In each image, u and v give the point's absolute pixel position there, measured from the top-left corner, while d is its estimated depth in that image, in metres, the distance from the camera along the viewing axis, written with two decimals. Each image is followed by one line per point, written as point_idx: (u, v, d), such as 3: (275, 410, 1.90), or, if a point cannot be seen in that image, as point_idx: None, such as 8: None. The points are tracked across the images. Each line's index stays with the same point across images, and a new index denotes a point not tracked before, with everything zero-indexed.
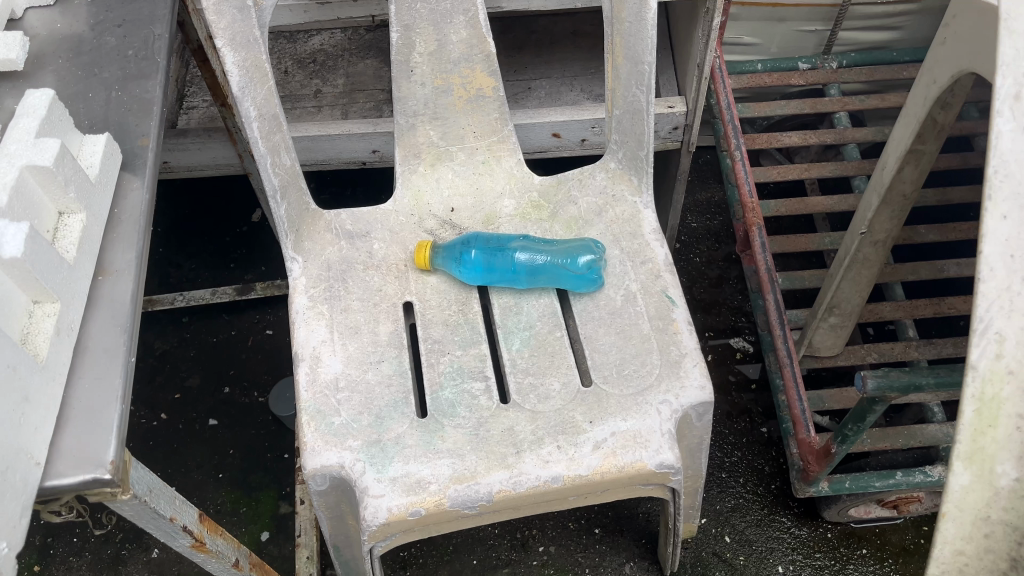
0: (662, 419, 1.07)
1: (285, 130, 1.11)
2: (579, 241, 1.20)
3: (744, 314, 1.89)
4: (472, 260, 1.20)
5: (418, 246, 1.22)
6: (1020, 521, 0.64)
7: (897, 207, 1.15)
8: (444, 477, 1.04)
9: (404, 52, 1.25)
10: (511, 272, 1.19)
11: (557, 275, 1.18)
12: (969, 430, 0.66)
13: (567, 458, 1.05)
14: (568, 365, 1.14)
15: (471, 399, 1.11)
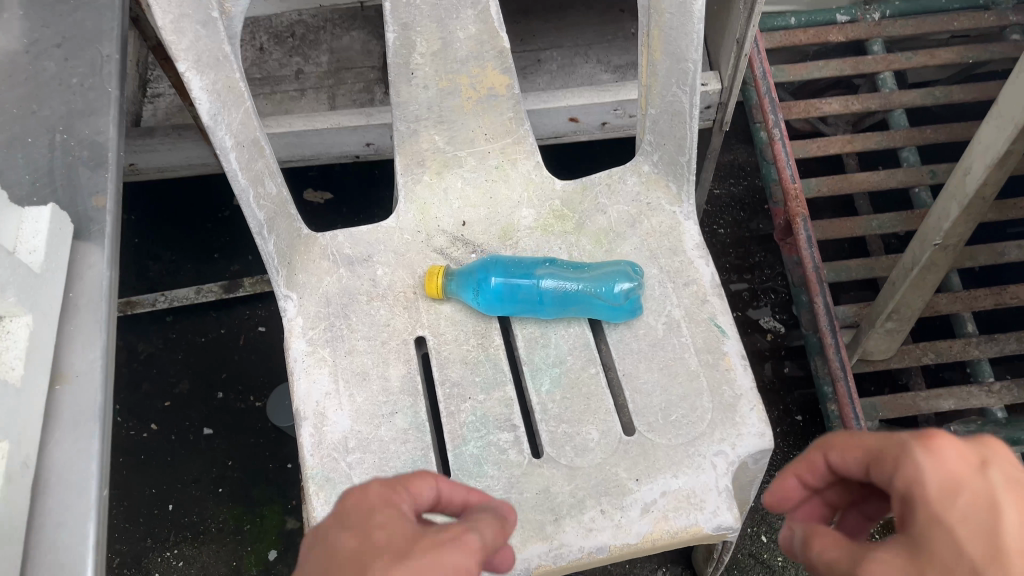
0: (718, 474, 0.95)
1: (268, 155, 0.95)
2: (615, 267, 1.05)
3: (774, 292, 1.75)
4: (490, 286, 1.05)
5: (428, 273, 1.06)
6: None
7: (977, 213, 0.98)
8: None
9: (402, 53, 1.08)
10: (536, 300, 1.05)
11: (590, 304, 1.03)
12: None
13: (613, 524, 0.93)
14: (607, 408, 1.01)
15: (499, 454, 0.99)
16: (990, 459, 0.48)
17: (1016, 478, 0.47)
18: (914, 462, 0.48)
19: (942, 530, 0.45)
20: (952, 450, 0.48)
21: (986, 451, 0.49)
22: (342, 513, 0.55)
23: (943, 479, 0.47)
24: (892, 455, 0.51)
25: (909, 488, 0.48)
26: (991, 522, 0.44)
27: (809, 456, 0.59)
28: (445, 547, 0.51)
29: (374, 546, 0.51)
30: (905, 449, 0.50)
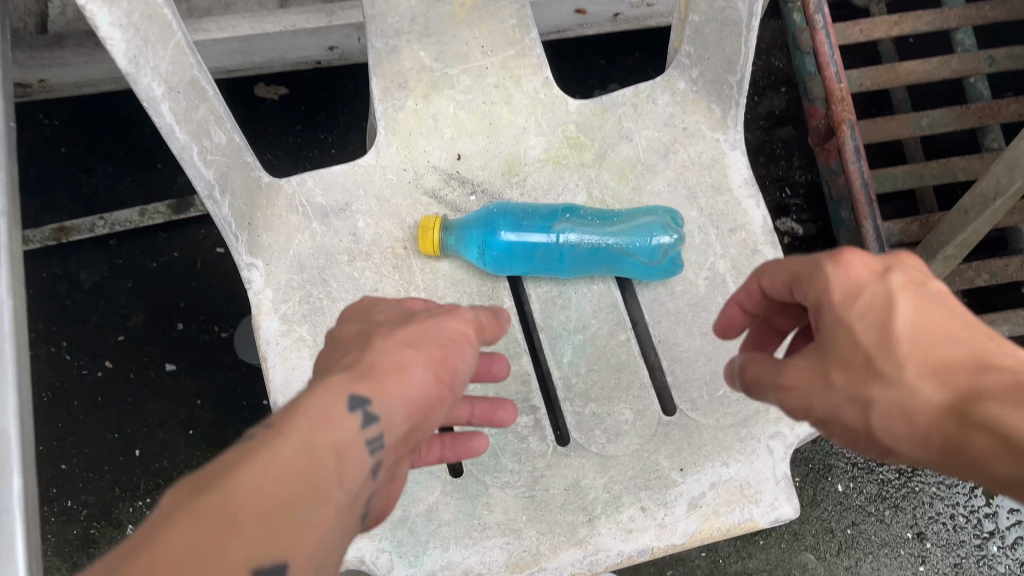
0: (776, 460, 0.82)
1: (211, 96, 0.74)
2: (649, 218, 0.87)
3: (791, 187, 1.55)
4: (497, 243, 0.87)
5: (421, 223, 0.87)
6: None
7: None
8: (498, 566, 0.80)
9: None
10: (555, 259, 0.88)
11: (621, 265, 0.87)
12: None
13: (655, 523, 0.81)
14: (641, 382, 0.86)
15: (518, 443, 0.84)
16: (889, 265, 0.56)
17: (909, 278, 0.56)
18: (821, 277, 0.57)
19: (844, 335, 0.55)
20: (857, 262, 0.57)
21: (887, 260, 0.57)
22: (330, 347, 0.62)
23: (846, 289, 0.56)
24: (803, 273, 0.59)
25: (827, 304, 0.56)
26: (884, 315, 0.54)
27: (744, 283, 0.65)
28: (411, 340, 0.57)
29: (375, 327, 0.62)
30: (818, 269, 0.57)
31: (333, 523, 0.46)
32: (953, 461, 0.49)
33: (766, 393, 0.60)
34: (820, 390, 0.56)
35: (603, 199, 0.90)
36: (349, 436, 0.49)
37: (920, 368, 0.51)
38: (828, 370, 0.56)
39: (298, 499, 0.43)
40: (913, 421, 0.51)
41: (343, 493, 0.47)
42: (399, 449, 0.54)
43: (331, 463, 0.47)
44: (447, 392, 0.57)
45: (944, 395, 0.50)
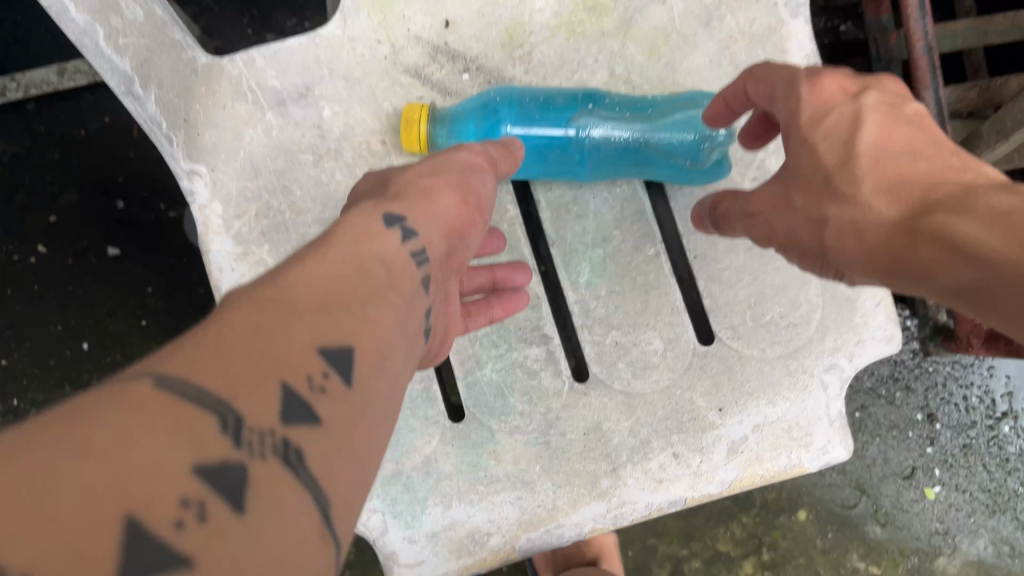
0: (830, 397, 0.70)
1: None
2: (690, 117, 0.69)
3: None
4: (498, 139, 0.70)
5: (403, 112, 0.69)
6: None
7: None
8: (509, 524, 0.69)
9: None
10: (571, 160, 0.71)
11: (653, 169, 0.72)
12: None
13: (689, 472, 0.70)
14: (673, 306, 0.72)
15: (528, 380, 0.71)
16: (865, 86, 0.54)
17: (886, 99, 0.53)
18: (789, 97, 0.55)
19: (807, 153, 0.53)
20: (832, 82, 0.54)
21: (863, 80, 0.54)
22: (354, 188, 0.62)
23: (816, 109, 0.53)
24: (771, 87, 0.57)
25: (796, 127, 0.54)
26: (852, 130, 0.51)
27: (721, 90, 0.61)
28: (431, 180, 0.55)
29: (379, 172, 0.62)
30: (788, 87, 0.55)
31: (397, 325, 0.41)
32: (900, 277, 0.46)
33: (740, 211, 0.61)
34: (782, 212, 0.55)
35: (629, 79, 0.73)
36: (393, 253, 0.45)
37: (876, 185, 0.49)
38: (789, 192, 0.55)
39: (349, 305, 0.38)
40: (866, 235, 0.48)
41: (401, 300, 0.43)
42: (443, 273, 0.51)
43: (381, 273, 0.43)
44: (472, 214, 0.56)
45: (896, 209, 0.47)
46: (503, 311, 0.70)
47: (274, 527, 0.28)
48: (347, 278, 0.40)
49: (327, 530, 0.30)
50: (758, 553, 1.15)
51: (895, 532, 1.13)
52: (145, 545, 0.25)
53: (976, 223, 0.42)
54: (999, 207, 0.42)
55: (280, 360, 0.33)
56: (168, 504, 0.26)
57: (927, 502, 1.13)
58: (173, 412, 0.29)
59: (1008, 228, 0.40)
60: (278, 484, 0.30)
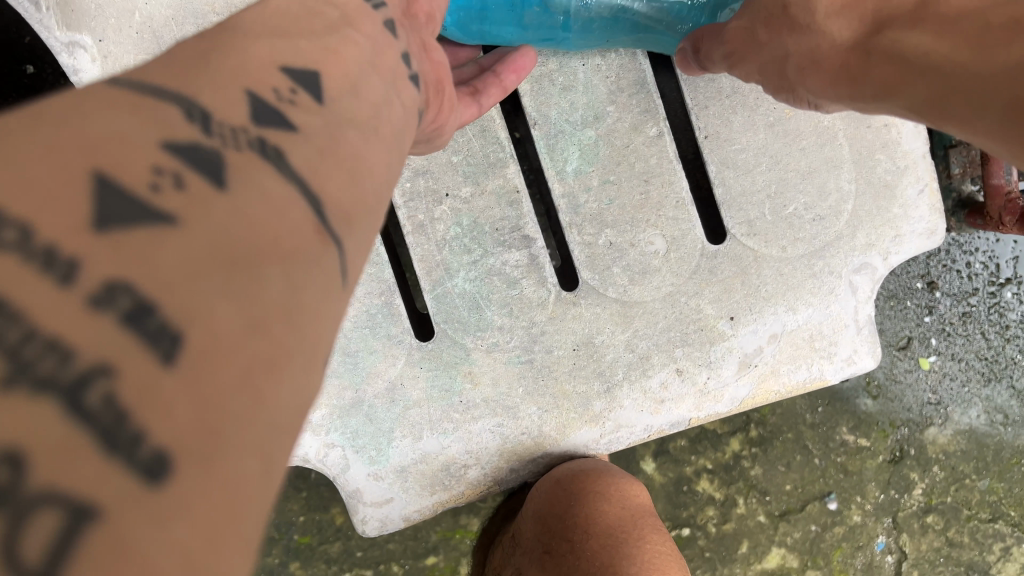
0: (859, 302, 0.60)
1: None
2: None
3: None
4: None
5: None
6: None
7: None
8: (489, 453, 0.60)
9: None
10: (552, 22, 0.57)
11: (657, 36, 0.58)
12: None
13: (694, 389, 0.61)
14: (678, 197, 0.60)
15: (508, 289, 0.60)
16: None
17: None
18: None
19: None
20: None
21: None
22: None
23: None
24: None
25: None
26: None
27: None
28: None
29: None
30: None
31: (369, 63, 0.33)
32: (869, 104, 0.41)
33: (713, 62, 0.53)
34: (750, 52, 0.49)
35: None
36: (347, 1, 0.36)
37: (831, 5, 0.43)
38: (756, 25, 0.48)
39: (298, 35, 0.30)
40: (822, 65, 0.44)
41: (362, 35, 0.34)
42: (409, 23, 0.43)
43: (333, 11, 0.34)
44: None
45: (854, 28, 0.42)
46: (516, 73, 0.54)
47: (267, 205, 0.21)
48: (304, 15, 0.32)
49: (324, 226, 0.23)
50: (744, 429, 0.83)
51: (887, 404, 0.82)
52: (118, 195, 0.18)
53: (929, 34, 0.37)
54: (951, 10, 0.37)
55: (235, 67, 0.26)
56: (139, 165, 0.19)
57: (922, 375, 0.82)
58: (119, 93, 0.22)
59: (957, 35, 0.36)
60: (260, 168, 0.22)
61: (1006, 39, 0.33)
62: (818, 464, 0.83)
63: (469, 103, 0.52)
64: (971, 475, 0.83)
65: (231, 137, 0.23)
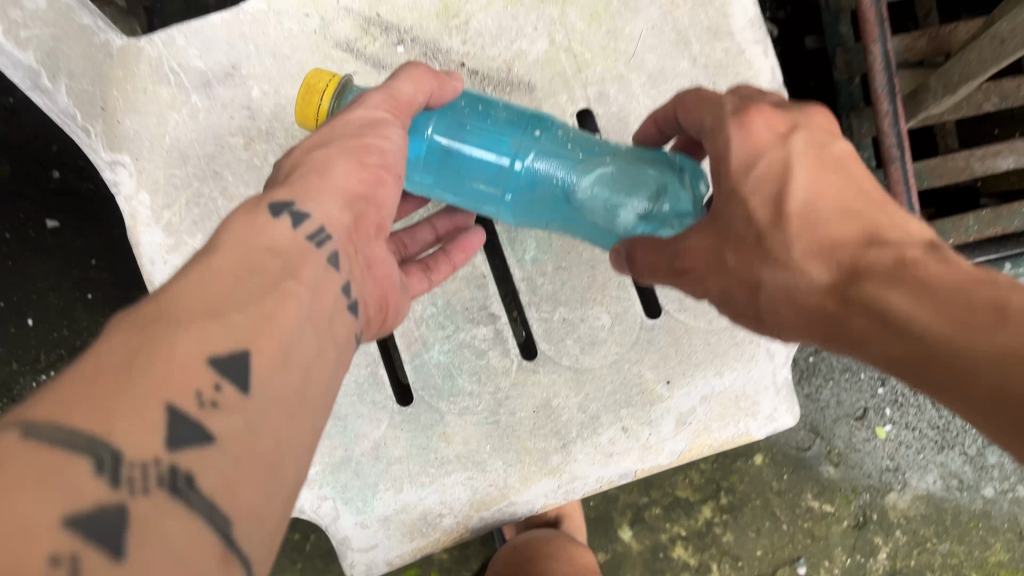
0: (777, 366, 0.71)
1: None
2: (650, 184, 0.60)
3: None
4: (417, 142, 0.61)
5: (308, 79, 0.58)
6: None
7: None
8: (461, 503, 0.69)
9: None
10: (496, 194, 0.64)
11: (581, 229, 0.64)
12: None
13: (639, 444, 0.70)
14: (620, 279, 0.71)
15: (477, 360, 0.71)
16: (797, 125, 0.50)
17: (816, 137, 0.50)
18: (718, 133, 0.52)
19: (737, 205, 0.50)
20: (759, 120, 0.51)
21: (794, 114, 0.51)
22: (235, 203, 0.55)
23: (745, 155, 0.50)
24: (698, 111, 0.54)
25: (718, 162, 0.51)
26: (781, 184, 0.48)
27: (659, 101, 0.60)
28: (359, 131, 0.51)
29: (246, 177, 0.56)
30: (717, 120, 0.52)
31: (303, 313, 0.38)
32: (834, 343, 0.45)
33: (643, 273, 0.57)
34: (713, 273, 0.51)
35: (569, 48, 0.70)
36: (287, 237, 0.42)
37: (809, 247, 0.46)
38: (721, 250, 0.51)
39: (232, 307, 0.35)
40: (800, 302, 0.46)
41: (303, 284, 0.40)
42: (358, 243, 0.48)
43: (273, 263, 0.40)
44: (386, 169, 0.52)
45: (832, 273, 0.45)
46: (465, 252, 0.65)
47: (165, 554, 0.28)
48: (241, 273, 0.37)
49: (230, 552, 0.30)
50: (716, 496, 1.05)
51: (848, 471, 1.05)
52: None
53: (908, 294, 0.40)
54: (925, 277, 0.40)
55: (161, 371, 0.31)
56: (47, 541, 0.25)
57: (878, 443, 1.05)
58: (40, 451, 0.27)
59: (933, 300, 0.39)
60: (169, 516, 0.29)
61: (992, 317, 0.36)
62: (786, 530, 1.05)
63: (420, 278, 0.63)
64: (932, 539, 1.05)
65: (149, 468, 0.29)
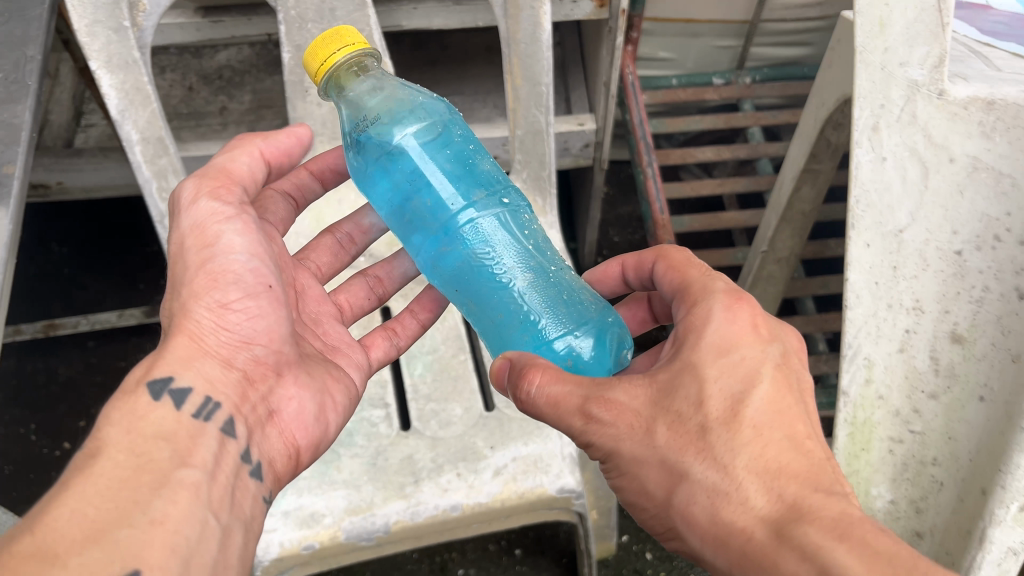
0: (564, 442, 1.06)
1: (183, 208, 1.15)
2: (573, 324, 0.89)
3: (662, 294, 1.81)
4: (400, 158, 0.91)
5: (329, 33, 0.75)
6: (918, 526, 0.73)
7: (809, 179, 1.11)
8: (339, 509, 1.02)
9: None
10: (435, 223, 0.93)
11: (484, 286, 0.92)
12: (845, 455, 0.74)
13: (466, 485, 1.04)
14: (471, 389, 1.12)
15: (370, 427, 1.09)
16: (776, 340, 0.71)
17: (787, 359, 0.70)
18: (704, 308, 0.72)
19: (705, 386, 0.67)
20: (746, 318, 0.71)
21: (777, 330, 0.72)
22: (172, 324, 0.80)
23: (725, 343, 0.69)
24: (694, 293, 0.77)
25: (698, 331, 0.70)
26: (744, 389, 0.67)
27: (645, 257, 0.87)
28: (206, 258, 0.79)
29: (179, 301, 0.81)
30: (707, 299, 0.73)
31: (184, 502, 0.67)
32: (748, 557, 0.61)
33: (525, 400, 0.75)
34: (641, 436, 0.69)
35: None
36: (172, 421, 0.73)
37: (751, 463, 0.64)
38: (656, 423, 0.68)
39: (133, 514, 0.63)
40: (732, 504, 0.63)
41: (189, 473, 0.70)
42: (246, 399, 0.81)
43: (155, 471, 0.67)
44: (247, 294, 0.81)
45: (766, 500, 0.62)
46: (426, 312, 1.07)
47: None
48: (126, 483, 0.65)
49: None
50: None
51: None
52: None
53: (854, 558, 0.55)
54: (867, 543, 0.56)
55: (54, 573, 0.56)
56: None
57: None
58: None
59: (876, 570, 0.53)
60: None
61: None
62: None
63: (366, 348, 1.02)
64: None
65: None
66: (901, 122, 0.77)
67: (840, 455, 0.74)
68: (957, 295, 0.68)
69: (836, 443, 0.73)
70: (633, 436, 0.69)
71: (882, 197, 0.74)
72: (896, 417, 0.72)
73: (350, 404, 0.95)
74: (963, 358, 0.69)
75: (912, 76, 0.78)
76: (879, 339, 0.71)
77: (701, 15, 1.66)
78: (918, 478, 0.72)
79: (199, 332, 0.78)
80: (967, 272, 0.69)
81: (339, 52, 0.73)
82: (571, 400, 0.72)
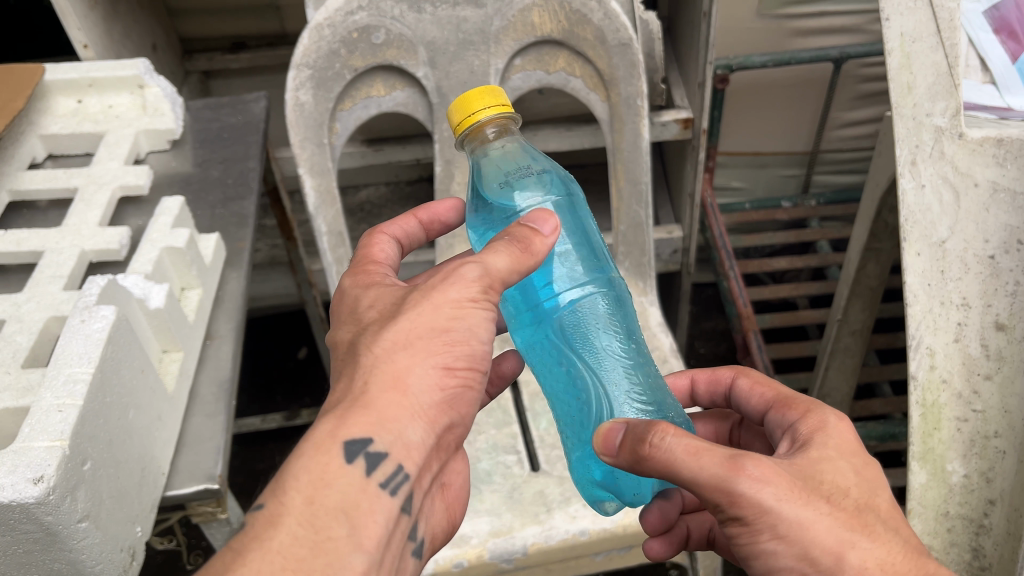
0: None
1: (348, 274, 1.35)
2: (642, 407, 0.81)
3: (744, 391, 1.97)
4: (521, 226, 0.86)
5: (480, 89, 0.81)
6: (990, 493, 0.83)
7: (876, 256, 1.31)
8: (483, 532, 1.18)
9: None
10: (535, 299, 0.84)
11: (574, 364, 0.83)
12: (919, 434, 0.85)
13: (592, 513, 1.19)
14: None
15: (505, 468, 1.27)
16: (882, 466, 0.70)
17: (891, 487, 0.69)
18: (818, 417, 0.71)
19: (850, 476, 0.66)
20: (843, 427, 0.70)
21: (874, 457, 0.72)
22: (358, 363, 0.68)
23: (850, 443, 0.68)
24: (798, 404, 0.75)
25: (820, 433, 0.69)
26: (872, 485, 0.66)
27: (721, 373, 0.88)
28: (450, 322, 0.67)
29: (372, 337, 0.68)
30: (821, 407, 0.73)
31: None
32: None
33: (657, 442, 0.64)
34: (797, 502, 0.62)
35: None
36: (356, 489, 0.62)
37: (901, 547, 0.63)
38: (814, 495, 0.63)
39: None
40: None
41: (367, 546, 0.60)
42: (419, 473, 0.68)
43: (332, 540, 0.59)
44: (469, 368, 0.69)
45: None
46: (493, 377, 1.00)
47: None
48: (305, 560, 0.57)
49: None
50: None
51: None
52: None
53: None
54: None
55: None
56: None
57: None
58: None
59: None
60: None
61: None
62: None
63: None
64: None
65: None
66: (934, 157, 0.94)
67: (916, 435, 0.85)
68: (995, 291, 0.88)
69: (910, 423, 0.86)
70: (794, 500, 0.62)
71: (925, 217, 0.92)
72: (959, 398, 0.86)
73: (465, 480, 0.83)
74: (1008, 342, 0.86)
75: (939, 123, 0.96)
76: (936, 330, 0.88)
77: (767, 147, 1.94)
78: (983, 448, 0.84)
79: (410, 390, 0.65)
80: (1001, 271, 0.89)
81: (484, 109, 0.79)
82: (714, 453, 0.63)
